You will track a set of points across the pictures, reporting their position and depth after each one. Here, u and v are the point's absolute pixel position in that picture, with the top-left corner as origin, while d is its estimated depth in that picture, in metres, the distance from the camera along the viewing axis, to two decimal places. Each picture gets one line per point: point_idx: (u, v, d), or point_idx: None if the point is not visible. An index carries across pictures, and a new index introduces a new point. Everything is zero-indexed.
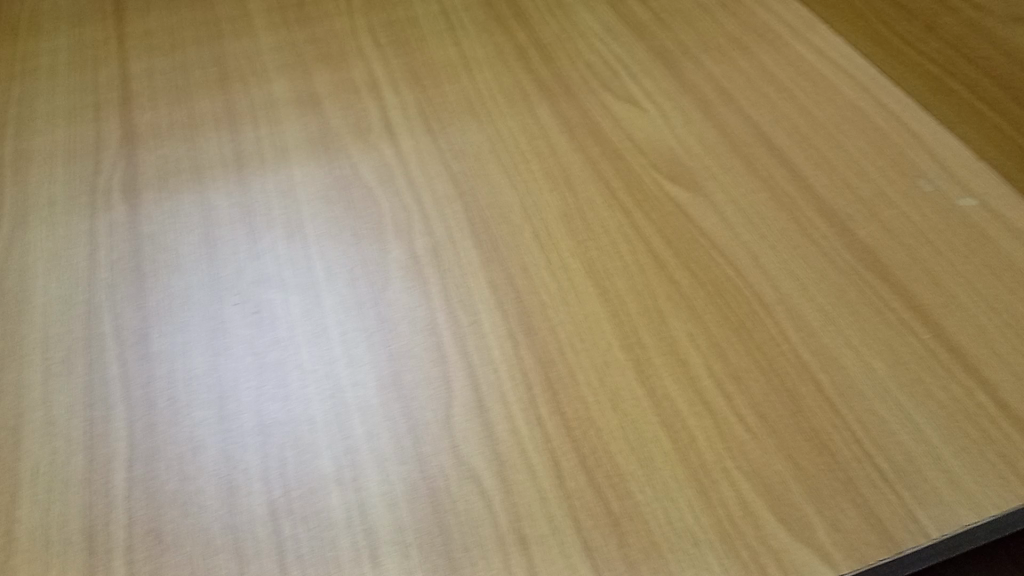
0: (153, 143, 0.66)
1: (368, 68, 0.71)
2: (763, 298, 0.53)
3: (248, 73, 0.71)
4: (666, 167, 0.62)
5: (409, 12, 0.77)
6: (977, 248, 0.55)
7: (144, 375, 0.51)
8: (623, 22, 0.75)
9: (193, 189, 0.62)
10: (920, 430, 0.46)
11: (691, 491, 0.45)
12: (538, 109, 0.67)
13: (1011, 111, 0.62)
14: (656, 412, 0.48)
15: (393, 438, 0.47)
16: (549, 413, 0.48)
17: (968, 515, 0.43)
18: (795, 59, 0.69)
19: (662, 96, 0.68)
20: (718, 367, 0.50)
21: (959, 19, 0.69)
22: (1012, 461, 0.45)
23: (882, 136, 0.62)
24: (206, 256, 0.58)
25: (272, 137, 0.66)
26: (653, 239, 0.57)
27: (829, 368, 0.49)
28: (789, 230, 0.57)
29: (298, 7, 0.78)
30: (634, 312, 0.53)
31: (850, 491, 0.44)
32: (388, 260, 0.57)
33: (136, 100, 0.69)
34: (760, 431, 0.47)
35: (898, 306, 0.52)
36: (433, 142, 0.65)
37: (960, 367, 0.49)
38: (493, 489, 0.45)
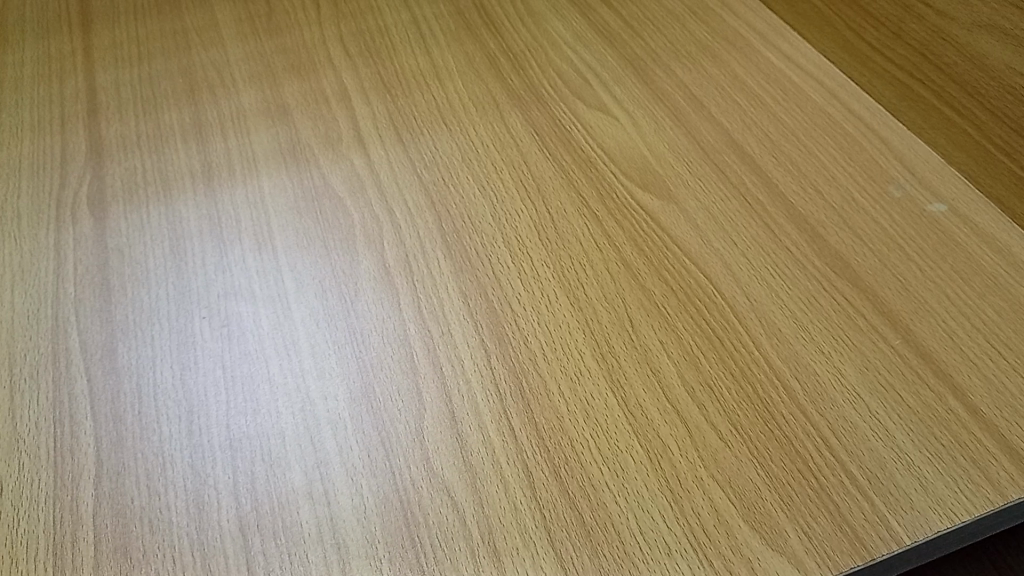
0: (120, 155, 0.65)
1: (339, 78, 0.71)
2: (735, 306, 0.53)
3: (217, 83, 0.71)
4: (637, 175, 0.62)
5: (380, 22, 0.77)
6: (946, 254, 0.55)
7: (111, 390, 0.50)
8: (594, 30, 0.75)
9: (161, 202, 0.61)
10: (891, 435, 0.46)
11: (664, 501, 0.45)
12: (509, 117, 0.67)
13: (977, 119, 0.62)
14: (629, 421, 0.48)
15: (365, 451, 0.47)
16: (522, 424, 0.48)
17: (939, 519, 0.43)
18: (765, 66, 0.70)
19: (633, 104, 0.68)
20: (691, 375, 0.50)
21: (924, 24, 0.68)
22: (982, 465, 0.45)
23: (852, 142, 0.63)
24: (174, 269, 0.57)
25: (241, 148, 0.65)
26: (625, 247, 0.57)
27: (801, 375, 0.49)
28: (760, 236, 0.57)
29: (267, 17, 0.78)
30: (607, 321, 0.53)
31: (823, 497, 0.44)
32: (359, 272, 0.56)
33: (103, 111, 0.69)
34: (733, 439, 0.47)
35: (868, 312, 0.52)
36: (404, 152, 0.64)
37: (930, 372, 0.49)
38: (466, 502, 0.45)
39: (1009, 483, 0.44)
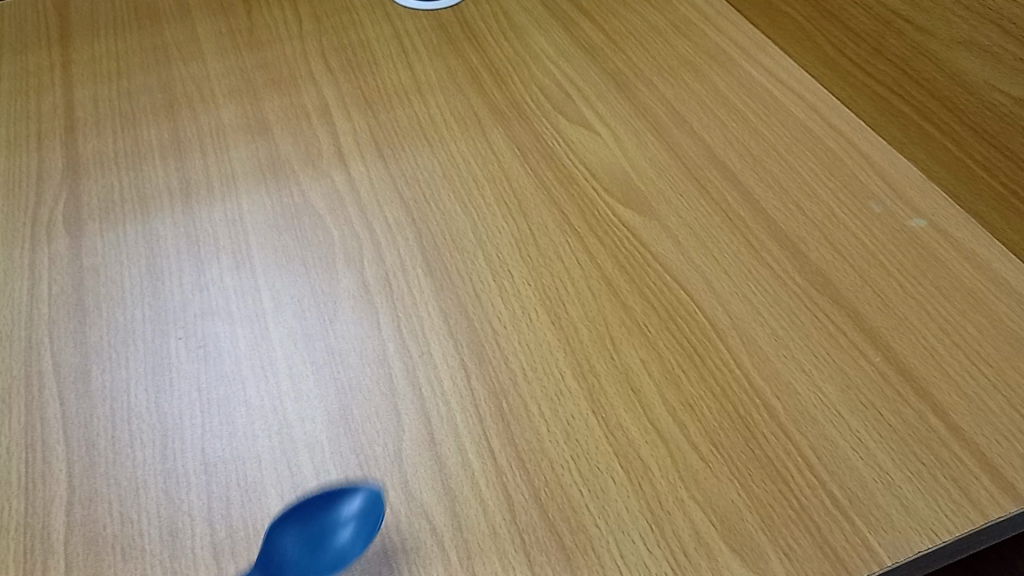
0: (97, 172, 0.64)
1: (320, 93, 0.71)
2: (716, 324, 0.53)
3: (197, 99, 0.70)
4: (619, 192, 0.62)
5: (362, 36, 0.77)
6: (927, 269, 0.55)
7: (84, 413, 0.50)
8: (576, 44, 0.75)
9: (138, 220, 0.61)
10: (872, 455, 0.46)
11: (644, 523, 0.44)
12: (491, 133, 0.67)
13: (956, 134, 0.61)
14: (610, 442, 0.47)
15: (341, 475, 0.46)
16: (501, 445, 0.47)
17: (921, 539, 0.43)
18: (746, 80, 0.70)
19: (615, 118, 0.68)
20: (670, 394, 0.49)
21: (905, 37, 0.66)
22: (963, 484, 0.45)
23: (833, 158, 0.63)
24: (150, 289, 0.56)
25: (220, 165, 0.65)
26: (606, 265, 0.57)
27: (782, 394, 0.49)
28: (742, 253, 0.57)
29: (248, 31, 0.77)
30: (587, 339, 0.53)
31: (804, 518, 0.44)
32: (338, 290, 0.56)
33: (81, 127, 0.68)
34: (714, 460, 0.46)
35: (849, 329, 0.52)
36: (385, 168, 0.64)
37: (911, 390, 0.49)
38: (444, 526, 0.44)
39: (990, 502, 0.44)
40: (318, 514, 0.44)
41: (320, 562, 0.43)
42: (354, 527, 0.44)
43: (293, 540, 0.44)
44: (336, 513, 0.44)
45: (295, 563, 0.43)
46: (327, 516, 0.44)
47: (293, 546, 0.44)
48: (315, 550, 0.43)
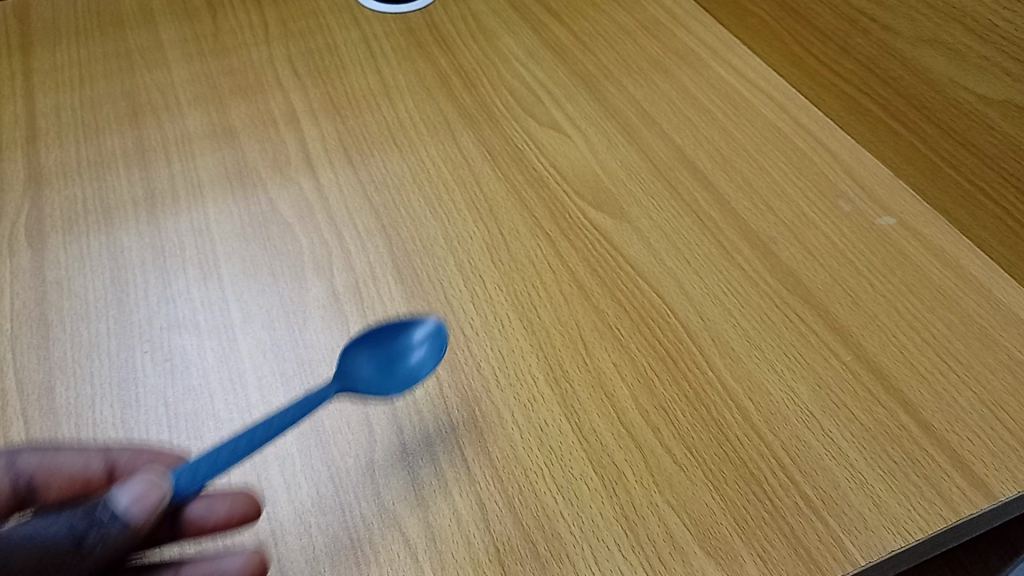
0: (60, 183, 0.63)
1: (287, 99, 0.70)
2: (688, 326, 0.53)
3: (162, 107, 0.69)
4: (590, 194, 0.62)
5: (329, 40, 0.76)
6: (895, 267, 0.56)
7: (47, 431, 0.48)
8: (545, 46, 0.75)
9: (102, 231, 0.60)
10: (844, 455, 0.46)
11: (619, 529, 0.44)
12: (461, 137, 0.66)
13: (924, 132, 0.61)
14: (583, 448, 0.47)
15: (313, 487, 0.46)
16: (474, 454, 0.47)
17: (894, 539, 0.43)
18: (716, 80, 0.71)
19: (585, 120, 0.68)
20: (644, 398, 0.49)
21: (871, 36, 0.66)
22: (934, 481, 0.45)
23: (802, 157, 0.63)
24: (115, 302, 0.55)
25: (186, 174, 0.64)
26: (578, 269, 0.57)
27: (754, 395, 0.49)
28: (713, 254, 0.57)
29: (213, 36, 0.76)
30: (560, 344, 0.52)
31: (777, 520, 0.44)
32: (307, 300, 0.55)
33: (42, 138, 0.67)
34: (688, 463, 0.46)
35: (820, 328, 0.52)
36: (354, 175, 0.63)
37: (882, 388, 0.49)
38: (417, 537, 0.44)
39: (961, 499, 0.44)
40: (389, 342, 0.51)
41: (394, 378, 0.49)
42: (424, 350, 0.51)
43: (367, 360, 0.50)
44: (406, 340, 0.51)
45: (371, 378, 0.49)
46: (399, 343, 0.51)
47: (367, 366, 0.49)
48: (387, 370, 0.49)
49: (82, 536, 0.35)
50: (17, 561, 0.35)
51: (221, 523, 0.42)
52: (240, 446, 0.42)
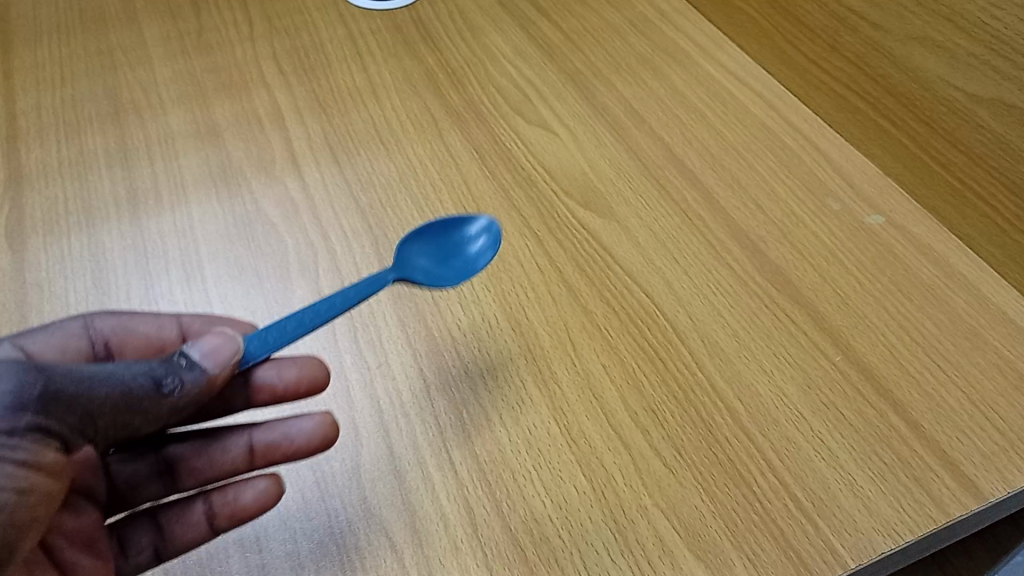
0: (40, 183, 0.62)
1: (272, 97, 0.69)
2: (678, 326, 0.53)
3: (144, 105, 0.68)
4: (578, 193, 0.61)
5: (315, 38, 0.75)
6: (885, 266, 0.55)
7: None
8: (533, 43, 0.74)
9: (83, 232, 0.59)
10: (834, 456, 0.46)
11: (607, 533, 0.43)
12: (448, 135, 0.66)
13: (913, 130, 0.61)
14: (572, 450, 0.47)
15: (298, 493, 0.45)
16: (462, 457, 0.47)
17: (884, 541, 0.42)
18: (705, 79, 0.70)
19: (574, 118, 0.67)
20: (632, 399, 0.49)
21: (860, 34, 0.65)
22: (924, 482, 0.45)
23: (791, 156, 0.63)
24: (97, 304, 0.54)
25: (169, 174, 0.63)
26: (566, 268, 0.56)
27: (744, 396, 0.49)
28: (702, 254, 0.57)
29: (197, 33, 0.76)
30: (547, 345, 0.52)
31: (767, 523, 0.43)
32: (292, 301, 0.54)
33: (22, 137, 0.66)
34: (677, 465, 0.46)
35: (809, 329, 0.52)
36: (340, 174, 0.63)
37: (871, 388, 0.49)
38: (404, 542, 0.43)
39: (951, 500, 0.44)
40: (444, 238, 0.55)
41: (452, 267, 0.54)
42: (484, 240, 0.55)
43: (425, 255, 0.54)
44: (463, 233, 0.55)
45: (430, 269, 0.53)
46: (455, 236, 0.55)
47: (426, 259, 0.54)
48: (440, 260, 0.54)
49: (159, 383, 0.40)
50: (100, 397, 0.38)
51: (290, 389, 0.47)
52: (320, 312, 0.46)
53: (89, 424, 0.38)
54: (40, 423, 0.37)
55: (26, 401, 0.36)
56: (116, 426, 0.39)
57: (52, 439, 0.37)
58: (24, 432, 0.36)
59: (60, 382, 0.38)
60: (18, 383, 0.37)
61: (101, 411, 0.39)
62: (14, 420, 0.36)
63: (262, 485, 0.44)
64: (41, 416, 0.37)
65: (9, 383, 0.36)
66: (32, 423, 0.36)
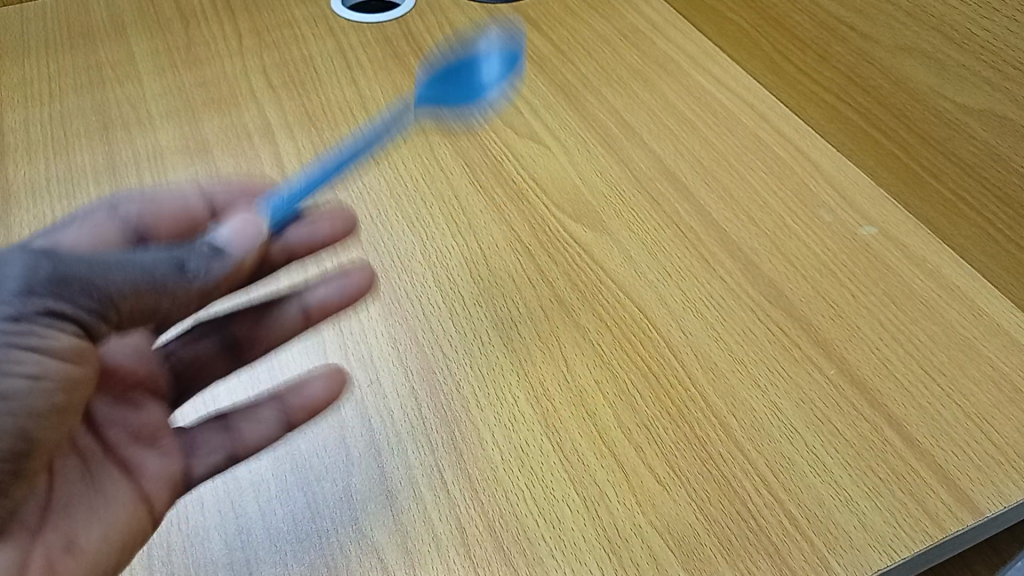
0: (27, 200, 0.62)
1: (261, 111, 0.69)
2: (670, 340, 0.52)
3: (133, 121, 0.68)
4: (569, 207, 0.61)
5: (304, 51, 0.75)
6: (878, 278, 0.55)
7: None
8: (523, 55, 0.74)
9: None
10: (829, 471, 0.46)
11: (601, 552, 0.43)
12: (438, 149, 0.66)
13: (906, 142, 0.60)
14: (565, 468, 0.46)
15: (288, 514, 0.45)
16: (454, 476, 0.46)
17: (879, 558, 0.42)
18: (696, 90, 0.70)
19: (565, 130, 0.67)
20: (625, 415, 0.49)
21: (846, 42, 0.63)
22: (919, 497, 0.44)
23: (784, 168, 0.63)
24: None
25: (157, 190, 0.62)
26: (557, 282, 0.56)
27: (737, 410, 0.49)
28: (694, 266, 0.57)
29: (186, 48, 0.75)
30: (540, 361, 0.52)
31: (762, 540, 0.43)
32: None
33: (9, 154, 0.65)
34: (670, 482, 0.46)
35: (803, 342, 0.52)
36: (330, 189, 0.62)
37: (865, 402, 0.49)
38: (396, 564, 0.43)
39: (947, 515, 0.44)
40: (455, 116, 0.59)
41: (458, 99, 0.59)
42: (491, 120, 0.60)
43: None
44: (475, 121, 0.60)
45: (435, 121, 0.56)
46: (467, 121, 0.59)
47: None
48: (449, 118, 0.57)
49: (183, 264, 0.39)
50: (117, 283, 0.37)
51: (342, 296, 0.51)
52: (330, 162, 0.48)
53: (109, 306, 0.38)
54: (51, 306, 0.36)
55: (35, 286, 0.36)
56: (138, 310, 0.38)
57: (66, 323, 0.37)
58: (34, 315, 0.36)
59: (72, 266, 0.37)
60: (26, 266, 0.36)
61: (120, 295, 0.38)
62: (24, 302, 0.36)
63: (325, 384, 0.48)
64: (50, 299, 0.36)
65: (19, 268, 0.36)
66: (42, 309, 0.36)
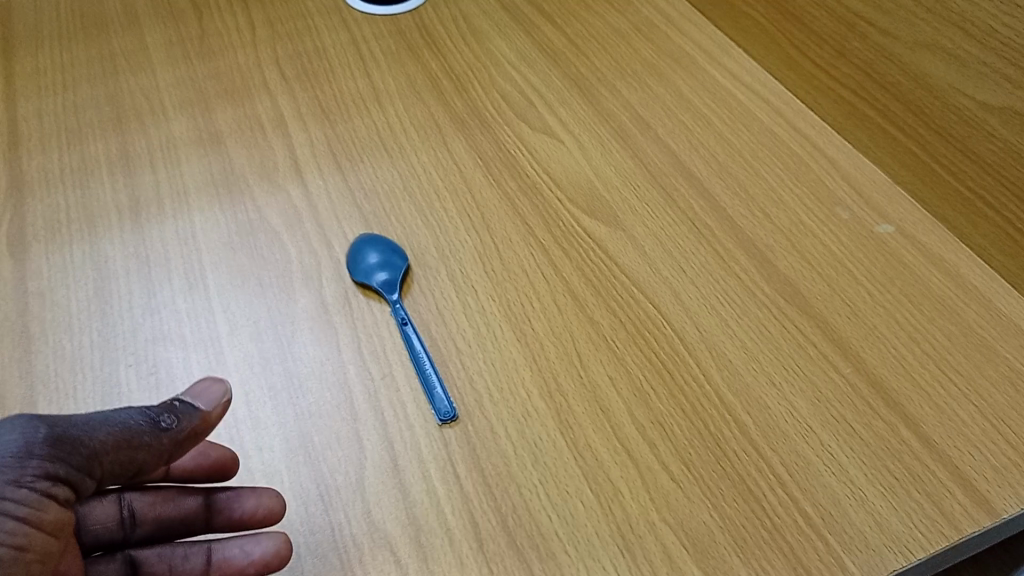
0: (41, 190, 0.62)
1: (274, 103, 0.69)
2: (684, 337, 0.52)
3: (147, 112, 0.68)
4: (583, 202, 0.61)
5: (318, 42, 0.75)
6: (895, 277, 0.55)
7: None
8: (538, 48, 0.74)
9: (84, 239, 0.58)
10: (845, 470, 0.45)
11: (615, 550, 0.43)
12: (452, 142, 0.65)
13: (922, 138, 0.58)
14: (578, 464, 0.46)
15: (302, 507, 0.45)
16: (467, 470, 0.46)
17: (896, 558, 0.42)
18: (711, 85, 0.70)
19: (578, 124, 0.67)
20: (639, 412, 0.48)
21: (864, 38, 0.62)
22: (935, 498, 0.44)
23: (799, 164, 0.63)
24: (99, 313, 0.54)
25: (171, 180, 0.62)
26: (572, 278, 0.56)
27: (753, 409, 0.48)
28: (709, 263, 0.56)
29: (199, 39, 0.75)
30: (554, 357, 0.51)
31: (777, 539, 0.43)
32: (296, 310, 0.54)
33: (24, 143, 0.65)
34: (685, 479, 0.45)
35: (819, 340, 0.51)
36: (343, 181, 0.62)
37: (882, 402, 0.48)
38: (409, 558, 0.43)
39: (963, 517, 0.43)
40: None
41: None
42: None
43: None
44: None
45: None
46: None
47: None
48: None
49: (157, 421, 0.40)
50: (99, 438, 0.38)
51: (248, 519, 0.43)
52: None
53: (93, 462, 0.38)
54: (48, 467, 0.36)
55: (34, 449, 0.36)
56: (119, 464, 0.38)
57: (58, 486, 0.37)
58: (32, 479, 0.36)
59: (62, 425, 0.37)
60: (23, 432, 0.36)
61: (106, 449, 0.38)
62: (22, 469, 0.36)
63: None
64: (49, 461, 0.36)
65: (16, 433, 0.36)
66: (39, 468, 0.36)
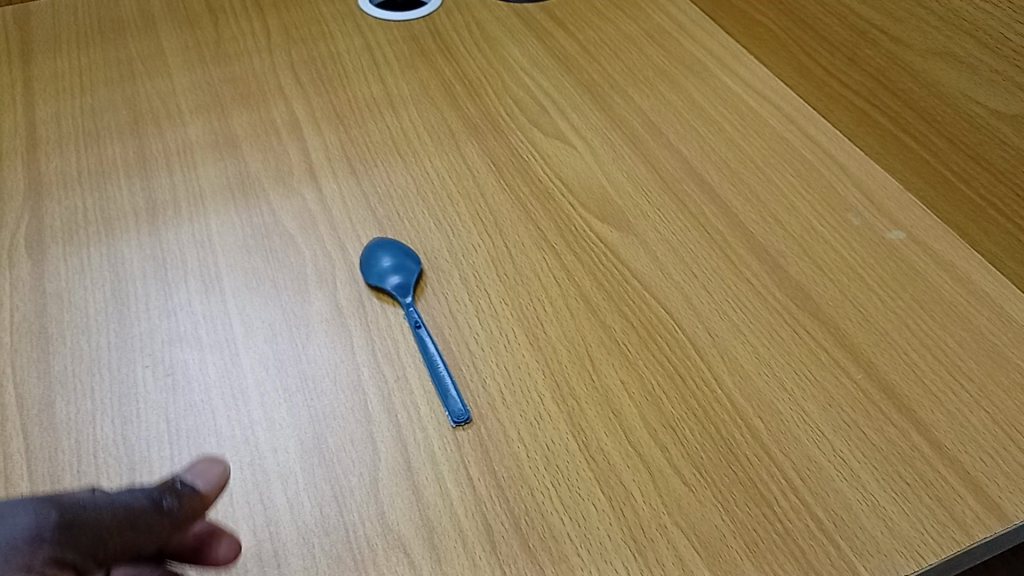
0: (60, 193, 0.62)
1: (289, 108, 0.69)
2: (696, 342, 0.52)
3: (163, 115, 0.69)
4: (595, 207, 0.61)
5: (332, 48, 0.76)
6: (906, 283, 0.55)
7: (48, 448, 0.47)
8: (550, 55, 0.74)
9: (101, 241, 0.59)
10: (856, 476, 0.46)
11: (627, 553, 0.43)
12: (465, 147, 0.66)
13: (934, 146, 0.59)
14: (591, 467, 0.46)
15: (316, 507, 0.45)
16: (479, 472, 0.46)
17: (907, 563, 0.42)
18: (723, 92, 0.70)
19: (590, 130, 0.67)
20: (651, 416, 0.49)
21: (878, 46, 0.63)
22: (946, 503, 0.44)
23: (811, 171, 0.63)
24: (115, 315, 0.54)
25: (187, 184, 0.63)
26: (584, 283, 0.56)
27: (765, 414, 0.48)
28: (720, 268, 0.57)
29: (215, 44, 0.76)
30: (566, 361, 0.52)
31: (789, 544, 0.43)
32: (310, 313, 0.54)
33: (42, 146, 0.66)
34: (697, 483, 0.46)
35: (830, 346, 0.52)
36: (357, 186, 0.63)
37: (893, 407, 0.48)
38: (422, 559, 0.43)
39: (975, 523, 0.43)
40: None
41: None
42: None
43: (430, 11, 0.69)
44: None
45: None
46: None
47: None
48: None
49: (159, 501, 0.37)
50: (106, 519, 0.35)
51: None
52: None
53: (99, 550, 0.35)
54: (59, 553, 0.33)
55: (44, 532, 0.33)
56: (124, 551, 0.36)
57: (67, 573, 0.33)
58: (42, 565, 0.33)
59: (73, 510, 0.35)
60: (33, 516, 0.34)
61: (111, 534, 0.35)
62: (32, 554, 0.33)
63: None
64: (58, 545, 0.33)
65: (27, 517, 0.34)
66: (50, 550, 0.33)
